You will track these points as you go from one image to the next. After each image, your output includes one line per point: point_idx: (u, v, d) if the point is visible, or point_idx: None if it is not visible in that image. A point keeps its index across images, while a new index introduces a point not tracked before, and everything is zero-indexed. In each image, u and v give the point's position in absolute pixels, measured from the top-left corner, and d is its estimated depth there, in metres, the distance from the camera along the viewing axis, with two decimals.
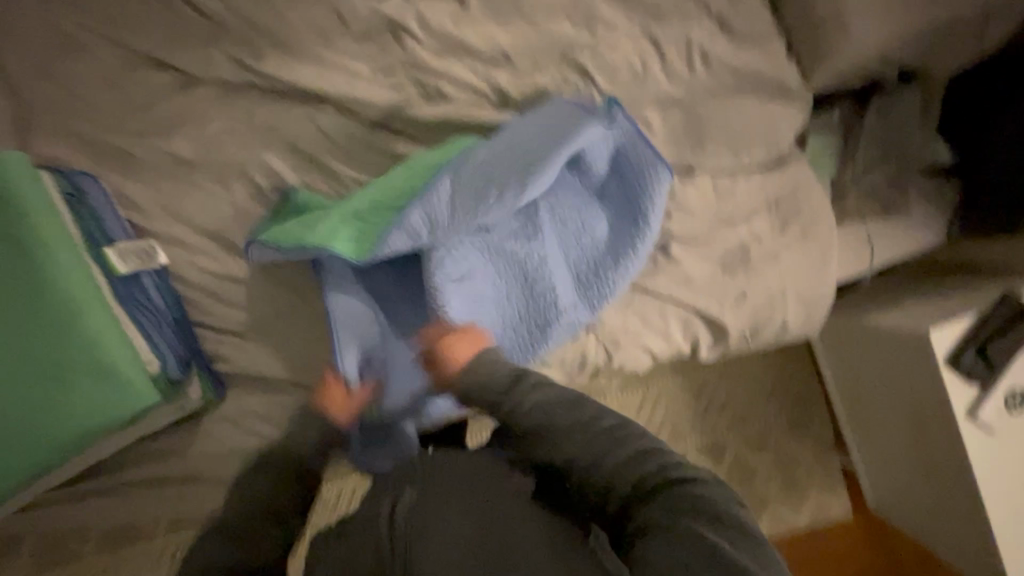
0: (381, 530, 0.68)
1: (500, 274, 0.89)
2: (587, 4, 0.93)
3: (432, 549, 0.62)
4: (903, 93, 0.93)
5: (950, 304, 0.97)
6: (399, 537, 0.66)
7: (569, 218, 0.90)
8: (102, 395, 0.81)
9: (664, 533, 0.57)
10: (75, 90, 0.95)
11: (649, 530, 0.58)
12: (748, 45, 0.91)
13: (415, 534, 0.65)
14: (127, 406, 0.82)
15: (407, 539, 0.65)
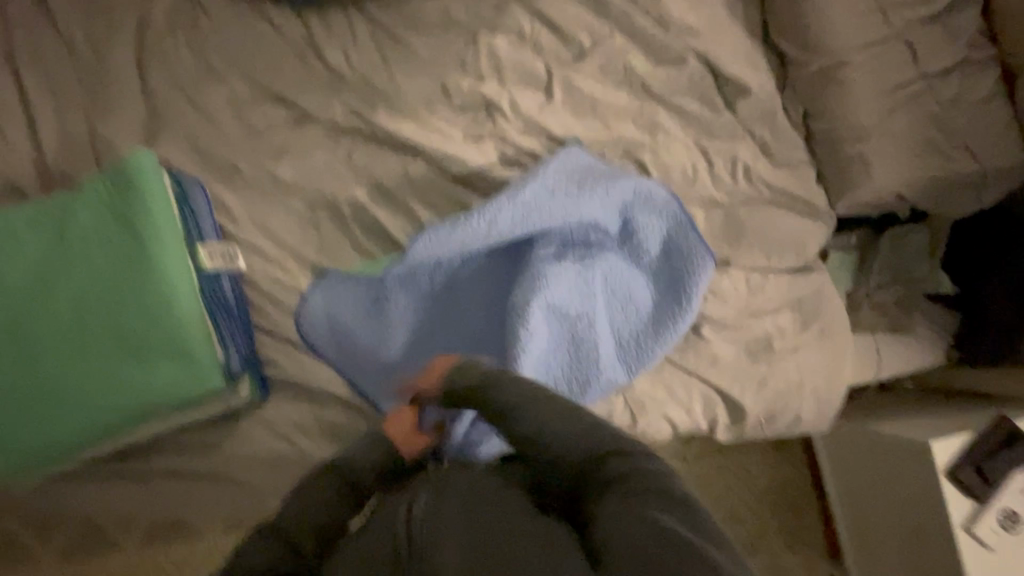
0: (397, 528, 0.62)
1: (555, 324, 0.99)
2: (652, 115, 1.11)
3: (451, 541, 0.58)
4: (913, 230, 1.08)
5: (948, 422, 1.05)
6: (413, 537, 0.60)
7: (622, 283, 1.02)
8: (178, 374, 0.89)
9: (639, 518, 0.56)
10: (206, 109, 1.09)
11: (604, 496, 0.60)
12: (784, 169, 1.07)
13: (430, 530, 0.60)
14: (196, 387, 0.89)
15: (422, 536, 0.60)
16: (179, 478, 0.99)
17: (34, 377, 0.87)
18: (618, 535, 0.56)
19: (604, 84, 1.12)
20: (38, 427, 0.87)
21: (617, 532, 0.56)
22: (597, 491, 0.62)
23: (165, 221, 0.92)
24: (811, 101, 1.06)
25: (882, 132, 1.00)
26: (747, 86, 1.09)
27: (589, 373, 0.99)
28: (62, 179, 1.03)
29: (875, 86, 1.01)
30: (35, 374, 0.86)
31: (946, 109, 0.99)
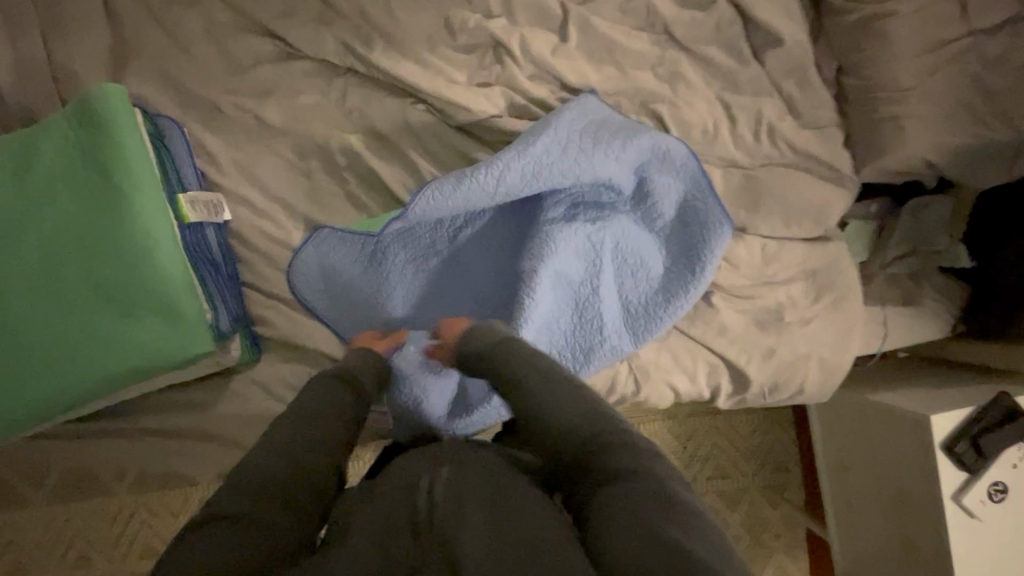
0: (417, 506, 0.56)
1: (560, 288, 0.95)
2: (674, 64, 1.02)
3: (474, 528, 0.51)
4: (935, 200, 1.04)
5: (948, 395, 1.05)
6: (430, 520, 0.54)
7: (634, 250, 0.97)
8: (161, 333, 0.81)
9: (643, 533, 0.50)
10: (182, 39, 0.98)
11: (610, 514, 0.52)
12: (809, 130, 1.01)
13: (453, 516, 0.53)
14: (182, 348, 0.82)
15: (444, 520, 0.53)
16: (167, 437, 0.96)
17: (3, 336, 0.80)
18: (613, 527, 0.51)
19: (623, 27, 1.02)
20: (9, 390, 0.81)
21: (624, 539, 0.49)
22: (596, 485, 0.57)
23: (140, 165, 0.83)
24: (846, 56, 0.98)
25: (920, 95, 0.93)
26: (778, 35, 1.00)
27: (593, 341, 0.96)
28: (22, 114, 0.93)
29: (919, 41, 0.92)
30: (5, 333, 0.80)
31: (991, 70, 0.92)
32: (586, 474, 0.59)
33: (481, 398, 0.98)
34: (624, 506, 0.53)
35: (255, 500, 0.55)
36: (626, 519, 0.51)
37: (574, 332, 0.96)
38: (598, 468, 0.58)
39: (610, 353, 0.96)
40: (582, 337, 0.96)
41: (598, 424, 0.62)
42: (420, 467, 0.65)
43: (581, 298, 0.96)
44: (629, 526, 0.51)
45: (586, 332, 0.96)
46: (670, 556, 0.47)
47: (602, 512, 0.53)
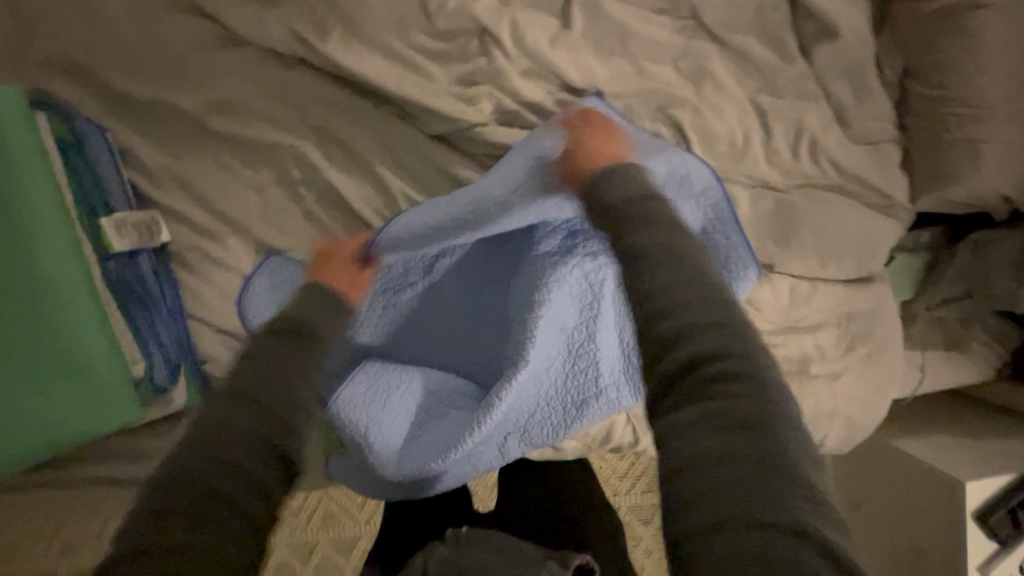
0: None
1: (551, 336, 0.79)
2: (701, 58, 0.83)
3: None
4: (1005, 233, 0.84)
5: (985, 453, 0.93)
6: None
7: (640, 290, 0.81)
8: (73, 399, 0.70)
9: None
10: (96, 20, 0.79)
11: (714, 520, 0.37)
12: (859, 147, 0.83)
13: None
14: (101, 417, 0.72)
15: None
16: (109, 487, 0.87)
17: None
18: (688, 465, 0.40)
19: (640, 8, 0.82)
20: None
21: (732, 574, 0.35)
22: (711, 458, 0.39)
23: (41, 189, 0.70)
24: (916, 56, 0.79)
25: (1004, 114, 0.75)
26: (834, 25, 0.80)
27: (588, 397, 0.81)
28: None
29: (1013, 44, 0.74)
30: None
31: None
32: (685, 374, 0.43)
33: (434, 446, 0.78)
34: (705, 449, 0.40)
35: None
36: (723, 463, 0.39)
37: (566, 386, 0.82)
38: (713, 378, 0.42)
39: (608, 411, 0.82)
40: (574, 392, 0.82)
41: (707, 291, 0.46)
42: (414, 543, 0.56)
43: (575, 346, 0.81)
44: (704, 480, 0.39)
45: (580, 386, 0.82)
46: (751, 517, 0.36)
47: (676, 438, 0.41)
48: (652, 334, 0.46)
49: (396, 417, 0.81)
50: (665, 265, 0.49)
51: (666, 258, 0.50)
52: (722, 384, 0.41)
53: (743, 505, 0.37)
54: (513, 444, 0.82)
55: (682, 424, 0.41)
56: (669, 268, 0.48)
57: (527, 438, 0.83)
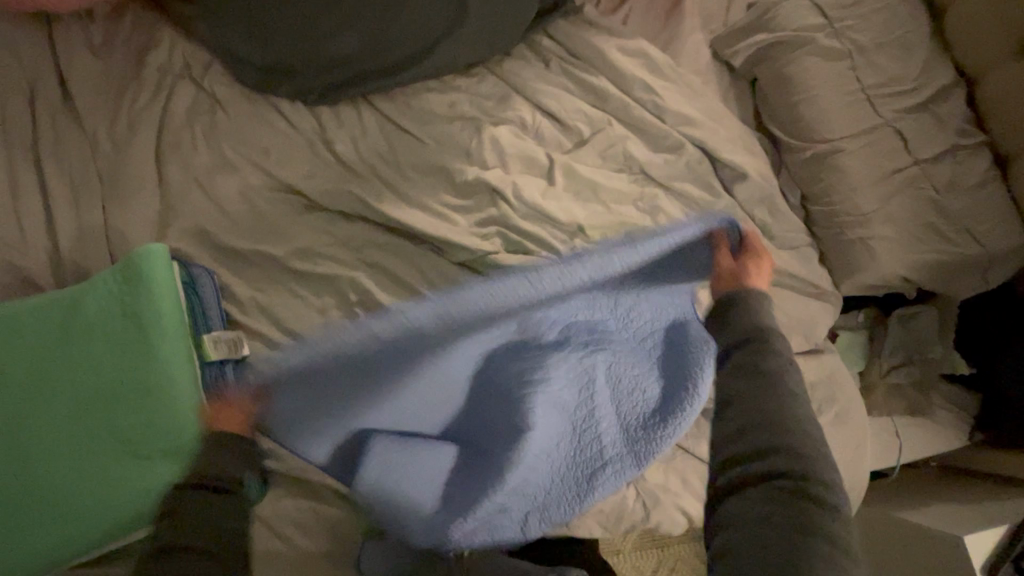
0: None
1: (557, 423, 0.93)
2: (654, 199, 1.13)
3: None
4: (920, 308, 1.06)
5: (979, 513, 1.00)
6: None
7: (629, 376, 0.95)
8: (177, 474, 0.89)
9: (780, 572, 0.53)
10: (217, 198, 1.11)
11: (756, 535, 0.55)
12: (785, 251, 1.08)
13: None
14: None
15: None
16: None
17: (17, 489, 0.85)
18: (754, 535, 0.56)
19: (604, 169, 1.15)
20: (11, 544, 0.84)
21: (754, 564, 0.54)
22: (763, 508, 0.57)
23: (172, 318, 0.93)
24: (809, 185, 1.09)
25: (882, 218, 1.01)
26: (744, 171, 1.11)
27: (593, 470, 0.95)
28: (74, 271, 1.05)
29: (872, 174, 1.03)
30: (19, 485, 0.85)
31: (944, 194, 1.01)
32: (762, 472, 0.59)
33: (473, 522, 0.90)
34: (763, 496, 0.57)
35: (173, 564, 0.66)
36: (773, 527, 0.55)
37: (572, 465, 0.95)
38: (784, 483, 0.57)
39: (615, 478, 0.96)
40: (582, 470, 0.95)
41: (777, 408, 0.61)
42: None
43: (579, 426, 0.95)
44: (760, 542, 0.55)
45: (586, 464, 0.95)
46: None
47: (743, 505, 0.58)
48: (740, 444, 0.61)
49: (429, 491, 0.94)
50: (768, 380, 0.63)
51: (770, 389, 0.63)
52: (799, 491, 0.57)
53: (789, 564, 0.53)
54: (535, 521, 0.95)
55: (753, 503, 0.57)
56: (770, 394, 0.62)
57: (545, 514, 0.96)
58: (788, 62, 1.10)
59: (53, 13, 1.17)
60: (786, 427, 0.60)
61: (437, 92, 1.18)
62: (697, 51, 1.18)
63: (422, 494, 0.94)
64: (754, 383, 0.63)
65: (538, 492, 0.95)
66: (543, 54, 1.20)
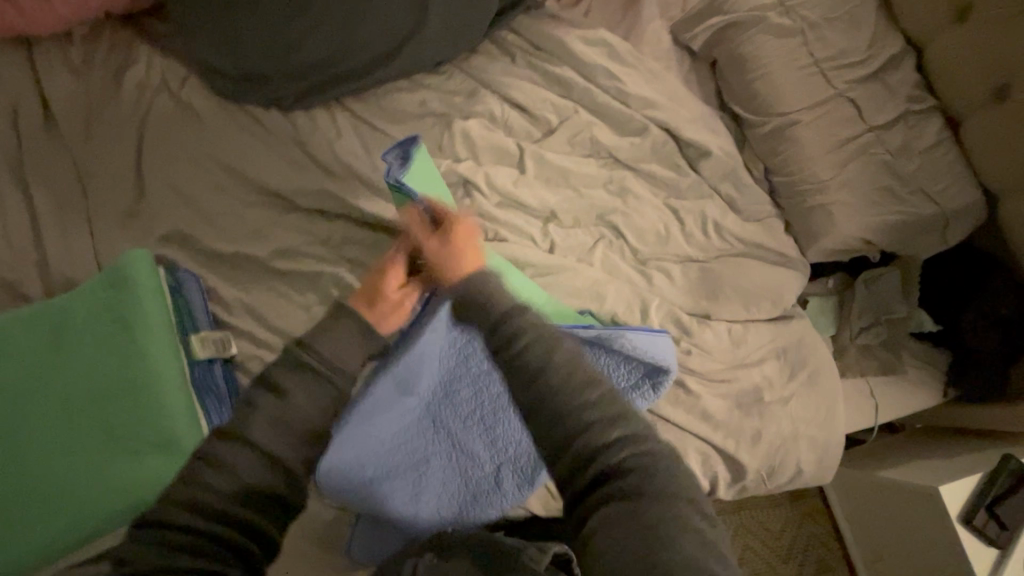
0: None
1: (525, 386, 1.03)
2: (622, 181, 1.16)
3: None
4: (884, 271, 1.10)
5: (957, 465, 1.03)
6: None
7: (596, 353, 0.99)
8: (167, 467, 0.92)
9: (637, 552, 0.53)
10: (200, 204, 1.14)
11: (609, 529, 0.55)
12: (751, 224, 1.12)
13: None
14: None
15: None
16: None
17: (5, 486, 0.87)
18: (611, 540, 0.54)
19: (573, 155, 1.18)
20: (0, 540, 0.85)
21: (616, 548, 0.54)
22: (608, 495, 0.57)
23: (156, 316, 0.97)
24: (770, 159, 1.13)
25: (839, 184, 1.05)
26: (708, 148, 1.15)
27: None
28: (62, 281, 1.08)
29: (828, 143, 1.07)
30: (9, 483, 0.87)
31: (898, 157, 1.05)
32: (598, 483, 0.58)
33: (451, 478, 1.02)
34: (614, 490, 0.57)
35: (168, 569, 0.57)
36: (624, 518, 0.55)
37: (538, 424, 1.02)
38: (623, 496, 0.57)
39: None
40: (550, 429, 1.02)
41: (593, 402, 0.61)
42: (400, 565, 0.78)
43: None
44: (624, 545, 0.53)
45: None
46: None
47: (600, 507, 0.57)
48: (570, 452, 0.59)
49: (409, 460, 1.01)
50: (560, 386, 0.61)
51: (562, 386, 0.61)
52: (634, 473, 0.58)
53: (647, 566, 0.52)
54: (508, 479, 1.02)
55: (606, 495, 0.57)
56: (565, 394, 0.61)
57: (519, 469, 1.02)
58: (743, 43, 1.14)
59: (30, 36, 1.20)
60: (614, 421, 0.60)
61: (408, 92, 1.22)
62: (657, 37, 1.22)
63: (401, 459, 1.01)
64: (531, 388, 0.62)
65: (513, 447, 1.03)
66: (508, 50, 1.24)
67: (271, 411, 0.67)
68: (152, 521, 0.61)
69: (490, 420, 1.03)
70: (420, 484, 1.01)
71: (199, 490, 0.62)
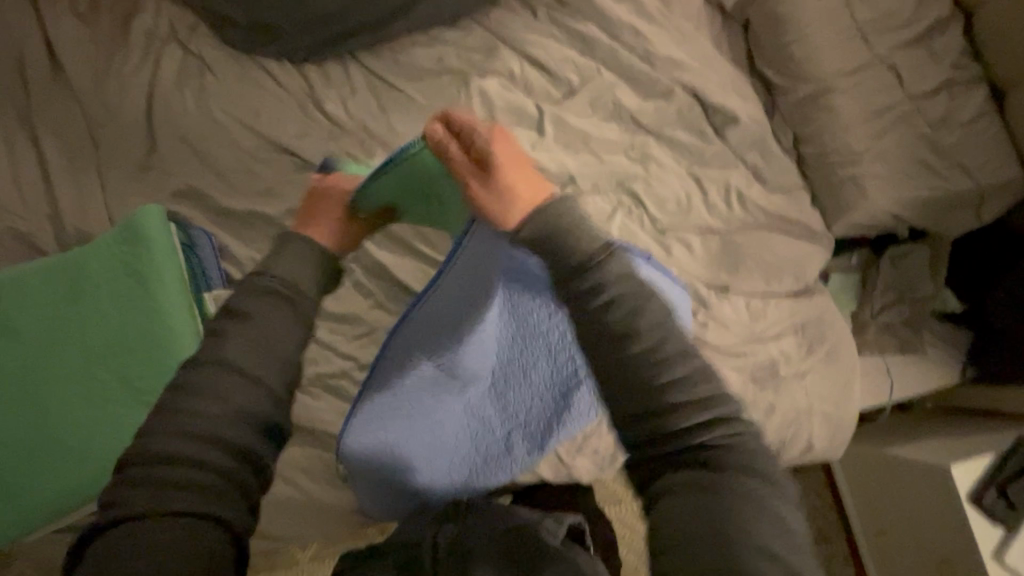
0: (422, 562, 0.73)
1: (542, 353, 1.01)
2: (645, 147, 1.12)
3: None
4: (913, 248, 1.08)
5: (969, 445, 1.02)
6: None
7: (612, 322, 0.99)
8: None
9: (711, 538, 0.52)
10: (211, 159, 1.12)
11: (675, 510, 0.54)
12: (776, 195, 1.09)
13: None
14: None
15: None
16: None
17: (29, 436, 0.89)
18: (677, 509, 0.54)
19: (595, 119, 1.13)
20: (27, 486, 0.89)
21: (690, 529, 0.52)
22: (681, 478, 0.56)
23: (170, 273, 0.96)
24: (800, 127, 1.08)
25: (873, 156, 1.01)
26: (735, 115, 1.10)
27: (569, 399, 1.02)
28: (75, 234, 1.07)
29: (864, 111, 1.02)
30: (33, 433, 0.89)
31: (936, 129, 1.01)
32: (670, 450, 0.57)
33: (460, 444, 1.01)
34: (684, 470, 0.56)
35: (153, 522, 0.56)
36: (701, 499, 0.54)
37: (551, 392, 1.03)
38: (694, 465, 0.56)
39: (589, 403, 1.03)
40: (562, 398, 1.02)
41: (673, 373, 0.58)
42: (421, 529, 0.81)
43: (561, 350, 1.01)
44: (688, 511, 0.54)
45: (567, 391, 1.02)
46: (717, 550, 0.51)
47: (671, 481, 0.56)
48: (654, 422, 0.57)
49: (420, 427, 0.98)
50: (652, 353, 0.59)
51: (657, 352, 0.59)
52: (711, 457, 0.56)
53: (713, 538, 0.51)
54: (517, 445, 1.03)
55: (678, 474, 0.56)
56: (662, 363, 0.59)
57: (529, 435, 1.04)
58: (780, 1, 1.08)
59: None
60: (705, 399, 0.58)
61: (424, 47, 1.17)
62: None
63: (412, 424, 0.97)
64: (608, 348, 0.60)
65: (524, 413, 1.03)
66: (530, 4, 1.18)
67: (241, 343, 0.65)
68: (135, 462, 0.59)
69: (505, 385, 1.02)
70: (429, 454, 0.98)
71: (182, 425, 0.60)
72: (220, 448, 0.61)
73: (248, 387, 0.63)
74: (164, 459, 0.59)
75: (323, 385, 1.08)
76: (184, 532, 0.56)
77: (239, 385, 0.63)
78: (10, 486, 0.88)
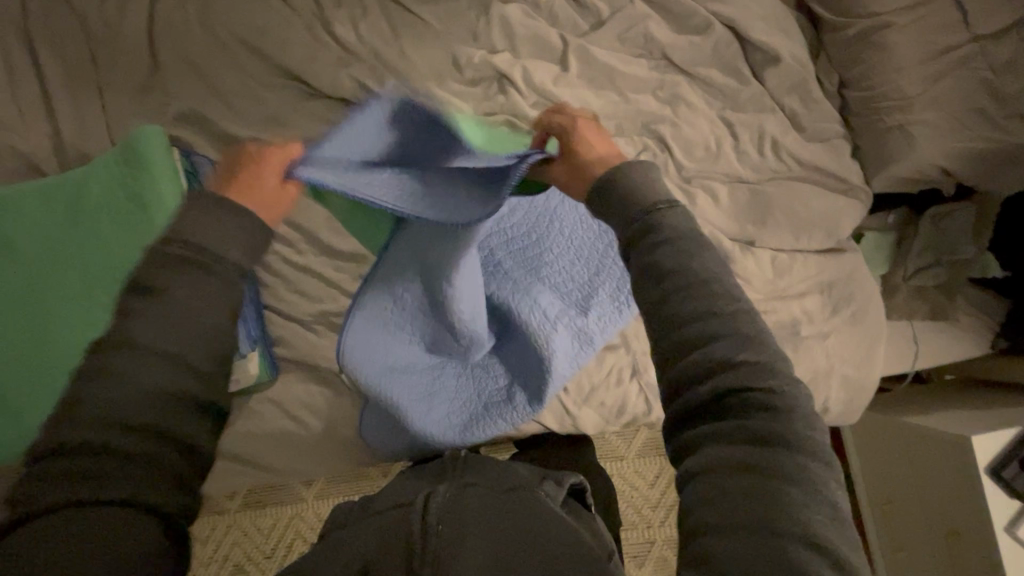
0: (411, 519, 0.65)
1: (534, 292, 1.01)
2: (675, 86, 1.03)
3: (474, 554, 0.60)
4: (958, 207, 1.01)
5: (993, 417, 0.98)
6: (431, 546, 0.61)
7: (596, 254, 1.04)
8: None
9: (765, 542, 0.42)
10: (213, 81, 1.06)
11: (723, 500, 0.45)
12: (814, 145, 1.01)
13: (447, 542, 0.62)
14: None
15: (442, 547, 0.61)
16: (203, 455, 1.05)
17: (29, 355, 0.88)
18: (717, 480, 0.46)
19: (624, 54, 1.05)
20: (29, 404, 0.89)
21: (739, 526, 0.43)
22: (730, 460, 0.46)
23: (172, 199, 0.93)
24: (848, 70, 1.00)
25: (924, 103, 0.93)
26: (777, 54, 1.01)
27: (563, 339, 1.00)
28: (76, 156, 1.03)
29: (919, 52, 0.93)
30: (33, 352, 0.89)
31: (1001, 74, 0.90)
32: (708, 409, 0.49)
33: (456, 394, 1.04)
34: (727, 440, 0.47)
35: (57, 530, 0.44)
36: (753, 481, 0.45)
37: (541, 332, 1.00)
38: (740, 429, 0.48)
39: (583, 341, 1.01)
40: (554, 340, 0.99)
41: (730, 314, 0.50)
42: (412, 490, 0.73)
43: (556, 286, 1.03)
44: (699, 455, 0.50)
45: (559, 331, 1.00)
46: (756, 500, 0.44)
47: (715, 455, 0.47)
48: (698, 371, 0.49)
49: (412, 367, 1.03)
50: (712, 297, 0.51)
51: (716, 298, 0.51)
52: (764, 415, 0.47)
53: (767, 523, 0.43)
54: (515, 393, 1.02)
55: (728, 445, 0.47)
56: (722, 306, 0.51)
57: (528, 383, 1.02)
58: None
59: None
60: (762, 363, 0.49)
61: None
62: None
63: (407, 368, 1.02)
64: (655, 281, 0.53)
65: (520, 359, 1.03)
66: None
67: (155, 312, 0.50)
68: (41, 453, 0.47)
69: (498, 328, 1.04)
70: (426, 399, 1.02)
71: (91, 413, 0.47)
72: (147, 442, 0.48)
73: (171, 365, 0.49)
74: (69, 453, 0.46)
75: (327, 323, 1.06)
76: (94, 542, 0.44)
77: (158, 365, 0.49)
78: (10, 404, 0.88)
